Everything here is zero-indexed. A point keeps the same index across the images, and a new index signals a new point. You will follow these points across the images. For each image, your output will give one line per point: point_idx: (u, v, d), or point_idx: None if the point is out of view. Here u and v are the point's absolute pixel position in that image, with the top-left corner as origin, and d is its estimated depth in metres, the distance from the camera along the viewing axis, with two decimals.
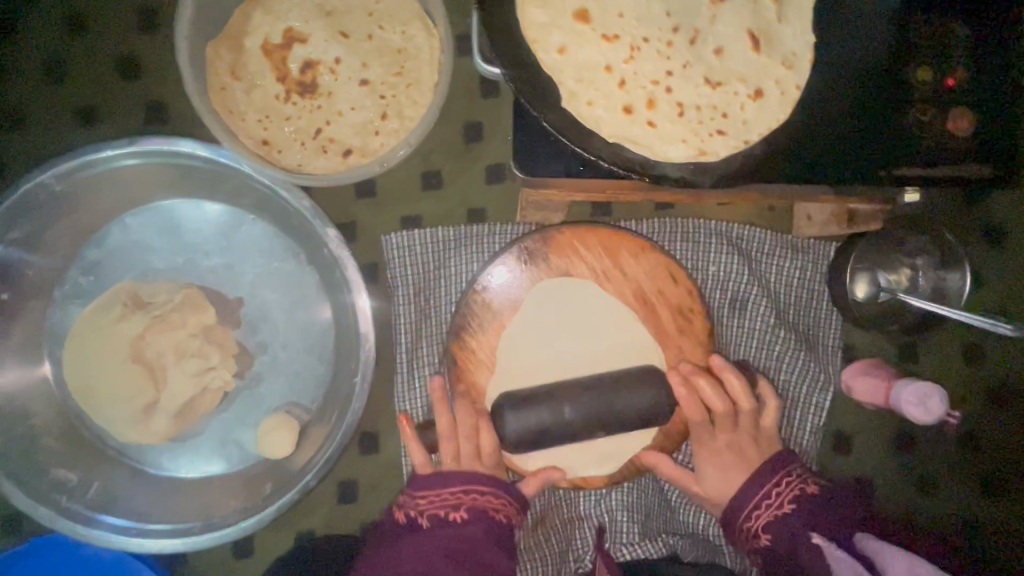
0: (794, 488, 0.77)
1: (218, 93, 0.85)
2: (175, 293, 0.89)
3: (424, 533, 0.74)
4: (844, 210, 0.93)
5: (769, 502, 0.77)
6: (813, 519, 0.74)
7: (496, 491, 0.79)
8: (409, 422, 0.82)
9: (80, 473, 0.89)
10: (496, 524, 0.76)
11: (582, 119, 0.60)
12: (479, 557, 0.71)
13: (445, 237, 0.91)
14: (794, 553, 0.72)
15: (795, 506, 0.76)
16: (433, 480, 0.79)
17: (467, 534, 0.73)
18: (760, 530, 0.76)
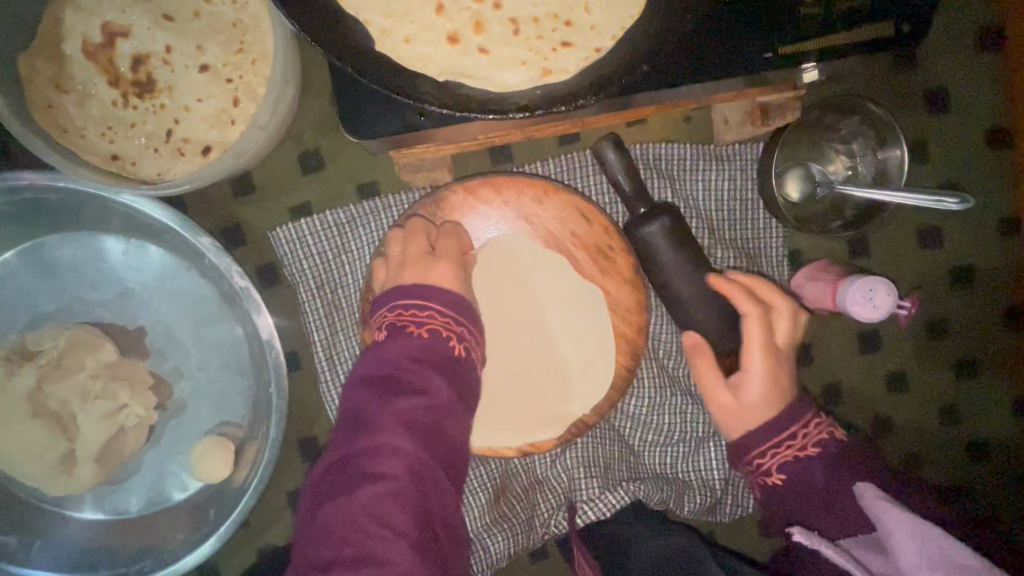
0: (821, 431, 0.73)
1: (46, 112, 0.76)
2: (60, 337, 0.83)
3: (372, 352, 0.70)
4: (755, 107, 0.81)
5: (791, 440, 0.73)
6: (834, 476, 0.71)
7: (438, 306, 0.71)
8: (379, 311, 0.74)
9: (19, 536, 0.86)
10: (427, 347, 0.69)
11: (402, 60, 0.52)
12: (408, 385, 0.67)
13: (336, 221, 0.84)
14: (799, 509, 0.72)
15: (820, 450, 0.72)
16: (404, 291, 0.73)
17: (392, 361, 0.68)
18: (772, 469, 0.73)
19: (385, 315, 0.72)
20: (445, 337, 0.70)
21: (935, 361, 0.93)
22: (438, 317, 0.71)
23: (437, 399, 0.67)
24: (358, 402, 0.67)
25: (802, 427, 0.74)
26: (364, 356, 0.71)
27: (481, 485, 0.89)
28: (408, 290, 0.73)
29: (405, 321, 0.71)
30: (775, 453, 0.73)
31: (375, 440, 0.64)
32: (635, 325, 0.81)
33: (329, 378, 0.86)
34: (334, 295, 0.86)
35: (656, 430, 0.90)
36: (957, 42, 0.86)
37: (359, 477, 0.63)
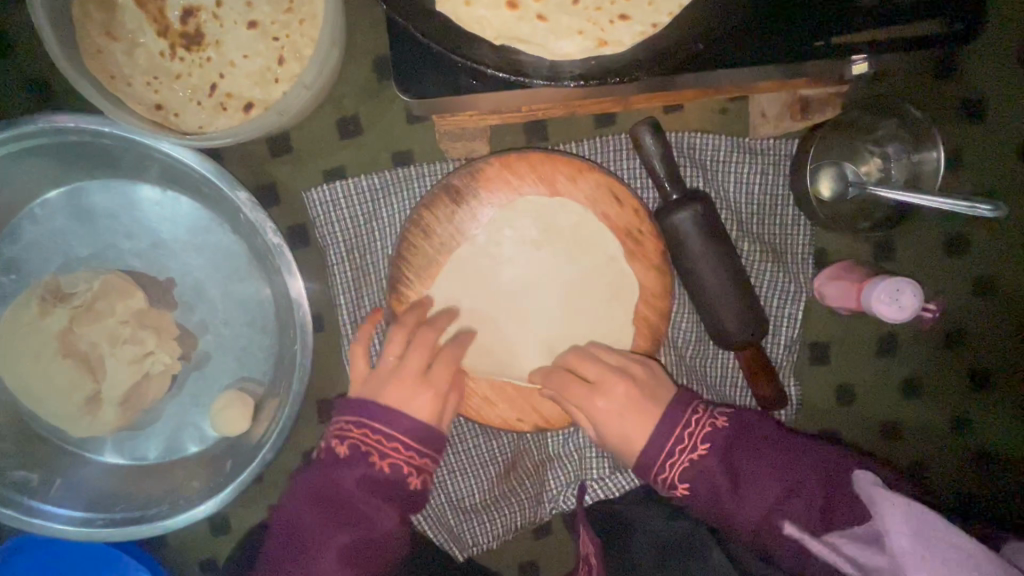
0: (704, 425, 0.72)
1: (94, 57, 0.77)
2: (94, 281, 0.84)
3: (329, 470, 0.72)
4: (794, 100, 0.82)
5: (682, 443, 0.72)
6: (733, 460, 0.71)
7: (370, 425, 0.72)
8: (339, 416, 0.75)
9: (41, 473, 0.87)
10: (383, 479, 0.72)
11: (460, 21, 0.52)
12: (358, 512, 0.71)
13: (370, 186, 0.85)
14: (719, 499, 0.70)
15: (711, 445, 0.72)
16: (353, 407, 0.74)
17: (338, 487, 0.71)
18: (677, 478, 0.72)
19: (351, 432, 0.73)
20: (406, 471, 0.72)
21: (951, 369, 0.93)
22: (401, 453, 0.73)
23: (377, 533, 0.72)
24: (308, 520, 0.71)
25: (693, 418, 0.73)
26: (319, 469, 0.73)
27: (493, 457, 0.91)
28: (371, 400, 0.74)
29: (371, 450, 0.72)
30: (674, 465, 0.72)
31: (308, 560, 0.70)
32: (657, 309, 0.83)
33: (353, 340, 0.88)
34: (363, 260, 0.87)
35: None
36: (1001, 52, 0.86)
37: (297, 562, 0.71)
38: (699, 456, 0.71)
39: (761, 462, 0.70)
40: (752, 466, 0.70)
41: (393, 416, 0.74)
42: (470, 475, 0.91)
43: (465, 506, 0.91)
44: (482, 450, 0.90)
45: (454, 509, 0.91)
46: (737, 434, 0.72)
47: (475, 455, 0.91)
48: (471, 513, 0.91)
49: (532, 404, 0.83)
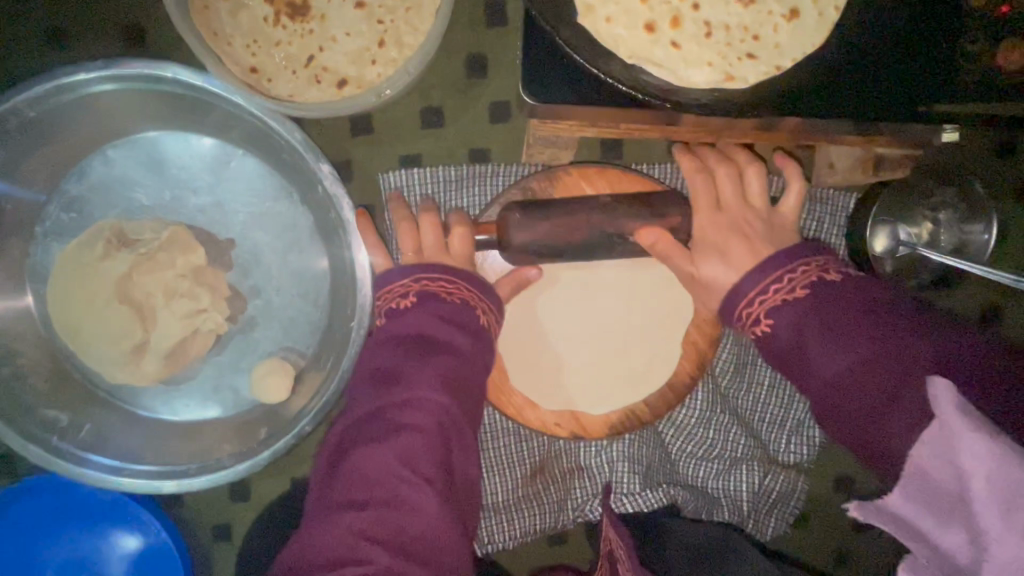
0: (812, 273, 0.62)
1: (201, 13, 0.78)
2: (160, 231, 0.85)
3: (371, 349, 0.68)
4: (869, 156, 0.87)
5: (780, 283, 0.62)
6: (823, 315, 0.59)
7: (444, 274, 0.70)
8: (382, 290, 0.73)
9: (70, 415, 0.86)
10: (455, 311, 0.68)
11: (599, 35, 0.55)
12: (433, 341, 0.65)
13: (445, 177, 0.86)
14: (799, 342, 0.60)
15: (813, 291, 0.61)
16: (382, 280, 0.74)
17: (426, 326, 0.66)
18: (767, 315, 0.62)
19: (374, 334, 0.69)
20: (473, 310, 0.69)
21: None
22: (445, 283, 0.70)
23: (460, 355, 0.66)
24: (360, 391, 0.65)
25: (800, 264, 0.63)
26: (366, 352, 0.69)
27: (522, 460, 0.91)
28: (417, 265, 0.72)
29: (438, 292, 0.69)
30: (763, 301, 0.63)
31: (406, 389, 0.62)
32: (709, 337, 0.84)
33: None
34: None
35: (697, 442, 0.93)
36: None
37: (386, 426, 0.61)
38: (795, 292, 0.62)
39: (867, 320, 0.58)
40: (833, 310, 0.59)
41: (404, 315, 0.68)
42: (498, 474, 0.91)
43: (488, 505, 0.91)
44: (513, 452, 0.91)
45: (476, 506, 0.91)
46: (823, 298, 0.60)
47: (505, 457, 0.91)
48: (494, 512, 0.92)
49: (573, 409, 0.85)
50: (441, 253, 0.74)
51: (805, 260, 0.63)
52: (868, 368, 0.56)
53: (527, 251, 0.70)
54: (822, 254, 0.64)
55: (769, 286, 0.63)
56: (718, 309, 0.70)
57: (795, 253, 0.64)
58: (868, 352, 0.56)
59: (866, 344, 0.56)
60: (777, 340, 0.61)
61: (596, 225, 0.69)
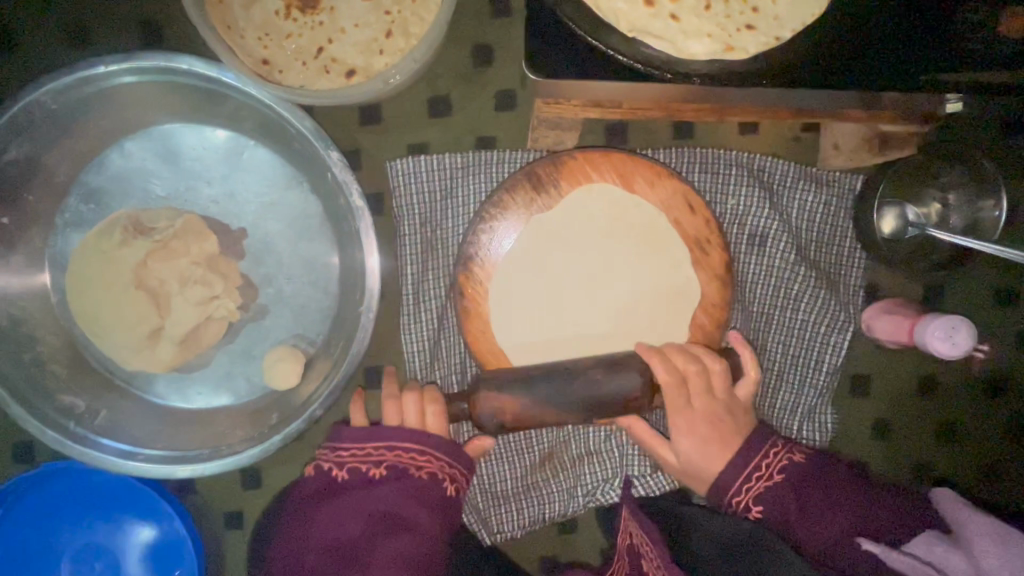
0: (782, 458, 0.77)
1: (215, 6, 0.81)
2: (176, 220, 0.87)
3: (338, 493, 0.74)
4: (873, 135, 0.87)
5: (761, 470, 0.76)
6: (800, 495, 0.75)
7: (416, 446, 0.76)
8: (340, 445, 0.76)
9: (87, 401, 0.88)
10: (422, 489, 0.75)
11: (599, 9, 0.55)
12: (403, 522, 0.74)
13: (452, 164, 0.88)
14: (788, 524, 0.73)
15: (785, 475, 0.76)
16: (350, 435, 0.76)
17: (399, 506, 0.73)
18: (753, 502, 0.75)
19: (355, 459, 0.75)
20: (438, 480, 0.76)
21: (988, 417, 0.95)
22: (416, 455, 0.76)
23: (421, 537, 0.74)
24: (350, 526, 0.72)
25: (760, 459, 0.77)
26: (343, 491, 0.74)
27: (531, 446, 0.91)
28: (398, 429, 0.76)
29: (407, 467, 0.75)
30: (749, 488, 0.76)
31: (382, 543, 0.72)
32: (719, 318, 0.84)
33: (412, 313, 0.90)
34: (433, 235, 0.89)
35: None
36: None
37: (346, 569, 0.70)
38: (778, 477, 0.76)
39: (842, 502, 0.74)
40: (817, 494, 0.74)
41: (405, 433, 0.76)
42: (508, 460, 0.91)
43: (497, 491, 0.92)
44: (522, 438, 0.91)
45: (486, 492, 0.91)
46: (809, 472, 0.76)
47: (514, 443, 0.91)
48: (503, 498, 0.92)
49: None
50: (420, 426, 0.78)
51: (766, 446, 0.77)
52: (845, 525, 0.73)
53: (505, 427, 0.72)
54: (773, 436, 0.79)
55: (749, 476, 0.76)
56: (693, 445, 0.78)
57: (755, 442, 0.78)
58: (841, 518, 0.73)
59: (850, 516, 0.73)
60: (771, 523, 0.74)
61: (572, 398, 0.71)
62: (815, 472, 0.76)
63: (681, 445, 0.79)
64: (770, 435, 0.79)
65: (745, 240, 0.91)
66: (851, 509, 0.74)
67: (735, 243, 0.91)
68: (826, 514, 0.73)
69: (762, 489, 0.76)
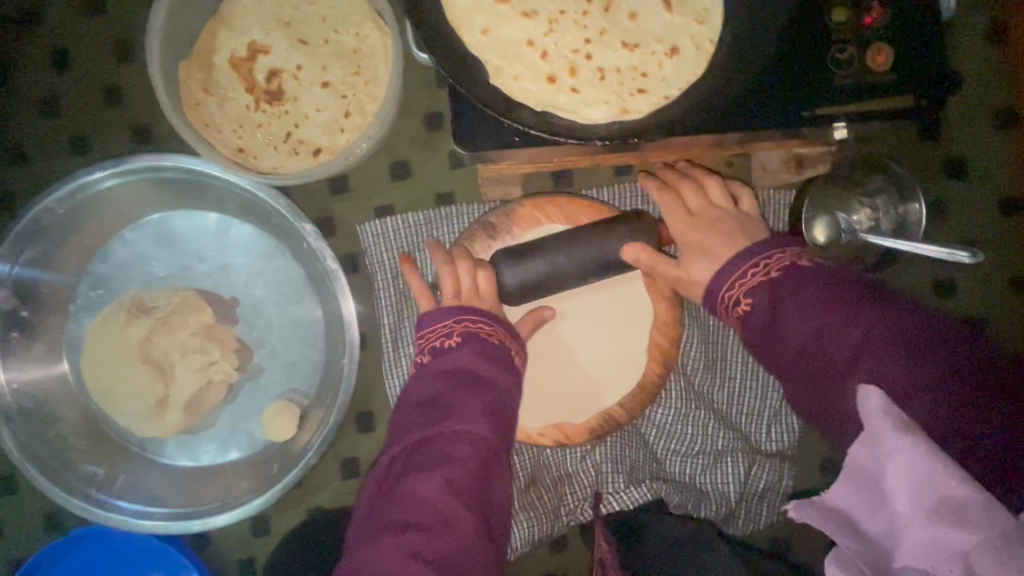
0: (785, 257, 0.67)
1: (193, 109, 0.92)
2: (173, 297, 0.97)
3: (435, 358, 0.75)
4: (791, 156, 0.96)
5: (741, 282, 0.68)
6: (795, 297, 0.63)
7: (461, 344, 0.75)
8: (422, 331, 0.80)
9: (107, 469, 0.97)
10: (497, 353, 0.76)
11: (509, 92, 0.65)
12: (484, 381, 0.72)
13: (415, 222, 0.97)
14: (773, 317, 0.64)
15: (781, 274, 0.65)
16: (431, 320, 0.80)
17: (466, 363, 0.73)
18: (742, 294, 0.68)
19: (454, 332, 0.77)
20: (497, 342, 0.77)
21: None
22: (486, 326, 0.78)
23: (500, 398, 0.72)
24: (434, 383, 0.73)
25: (764, 259, 0.68)
26: (427, 363, 0.76)
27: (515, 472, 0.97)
28: (456, 306, 0.79)
29: (457, 339, 0.77)
30: (744, 285, 0.67)
31: (455, 420, 0.68)
32: (673, 339, 0.90)
33: (393, 360, 0.98)
34: (405, 286, 0.98)
35: (679, 439, 0.98)
36: (978, 119, 0.96)
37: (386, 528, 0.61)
38: (772, 275, 0.66)
39: (862, 311, 0.60)
40: (813, 291, 0.62)
41: (433, 315, 0.80)
42: None
43: None
44: None
45: None
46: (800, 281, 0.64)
47: None
48: None
49: (555, 420, 0.90)
50: (476, 297, 0.81)
51: (765, 252, 0.68)
52: (837, 336, 0.60)
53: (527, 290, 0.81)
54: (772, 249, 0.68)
55: (745, 274, 0.68)
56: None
57: (765, 245, 0.70)
58: (852, 351, 0.59)
59: (839, 342, 0.59)
60: (751, 317, 0.66)
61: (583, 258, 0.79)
62: (819, 286, 0.63)
63: (705, 291, 0.81)
64: (777, 245, 0.69)
65: None
66: (846, 334, 0.59)
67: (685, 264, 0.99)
68: (816, 324, 0.61)
69: (751, 285, 0.67)
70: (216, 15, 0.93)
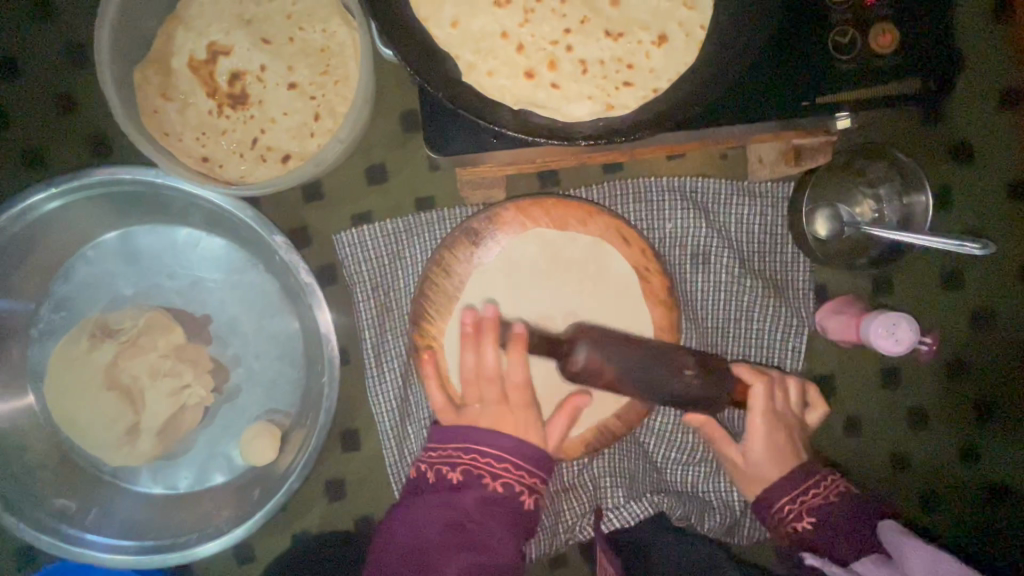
0: (838, 485, 0.79)
1: (151, 116, 0.86)
2: (139, 318, 0.91)
3: (435, 491, 0.71)
4: (789, 147, 0.88)
5: (812, 493, 0.78)
6: (850, 519, 0.76)
7: (511, 461, 0.72)
8: (436, 445, 0.75)
9: (79, 501, 0.92)
10: (502, 499, 0.70)
11: (483, 90, 0.60)
12: (478, 537, 0.68)
13: (394, 229, 0.92)
14: (827, 536, 0.75)
15: (839, 498, 0.78)
16: (444, 433, 0.74)
17: (465, 515, 0.69)
18: (801, 516, 0.78)
19: (462, 462, 0.72)
20: (513, 488, 0.71)
21: (956, 401, 0.95)
22: (507, 467, 0.72)
23: (496, 560, 0.68)
24: (426, 525, 0.69)
25: (821, 480, 0.79)
26: (429, 488, 0.72)
27: None
28: (489, 430, 0.74)
29: (478, 471, 0.71)
30: (802, 505, 0.78)
31: None
32: (672, 345, 0.85)
33: (376, 375, 0.93)
34: (387, 297, 0.93)
35: (679, 447, 0.94)
36: (983, 102, 0.91)
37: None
38: (831, 500, 0.77)
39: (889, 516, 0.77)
40: (866, 523, 0.75)
41: (494, 437, 0.73)
42: None
43: None
44: None
45: None
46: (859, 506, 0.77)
47: None
48: None
49: (548, 434, 0.85)
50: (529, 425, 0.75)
51: (821, 474, 0.80)
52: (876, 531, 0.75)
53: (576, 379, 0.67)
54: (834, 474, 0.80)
55: (807, 496, 0.78)
56: (766, 450, 0.80)
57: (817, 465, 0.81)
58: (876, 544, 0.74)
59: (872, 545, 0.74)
60: (811, 537, 0.76)
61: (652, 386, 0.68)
62: (866, 508, 0.77)
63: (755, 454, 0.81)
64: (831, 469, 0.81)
65: (689, 258, 0.94)
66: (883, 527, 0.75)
67: (679, 264, 0.94)
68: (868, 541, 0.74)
69: (815, 507, 0.78)
70: (171, 14, 0.87)
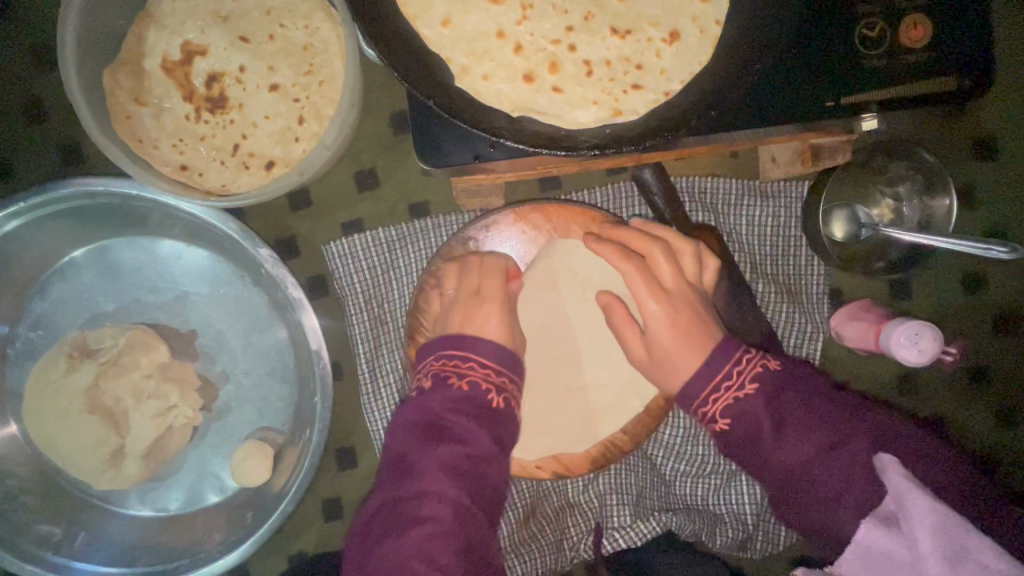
0: (755, 365, 0.68)
1: (124, 123, 0.80)
2: (120, 336, 0.86)
3: (413, 401, 0.71)
4: (806, 147, 0.83)
5: (728, 381, 0.68)
6: (777, 406, 0.66)
7: (480, 359, 0.72)
8: (427, 355, 0.75)
9: (64, 527, 0.88)
10: (470, 397, 0.70)
11: (478, 95, 0.55)
12: (450, 432, 0.68)
13: (386, 238, 0.87)
14: (752, 438, 0.66)
15: (759, 384, 0.67)
16: (423, 349, 0.76)
17: (435, 412, 0.69)
18: (717, 415, 0.68)
19: (435, 367, 0.73)
20: (484, 389, 0.71)
21: (978, 407, 0.91)
22: (477, 367, 0.72)
23: (473, 452, 0.68)
24: (404, 436, 0.69)
25: (734, 367, 0.68)
26: (406, 403, 0.72)
27: (513, 504, 0.89)
28: (458, 334, 0.74)
29: (448, 372, 0.72)
30: (716, 399, 0.68)
31: (420, 483, 0.66)
32: None
33: (371, 391, 0.88)
34: (381, 309, 0.88)
35: (689, 460, 0.90)
36: (1009, 94, 0.86)
37: (407, 518, 0.65)
38: (746, 392, 0.67)
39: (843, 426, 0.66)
40: (793, 406, 0.66)
41: (472, 342, 0.73)
42: None
43: None
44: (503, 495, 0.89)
45: None
46: (785, 385, 0.67)
47: None
48: None
49: (552, 452, 0.81)
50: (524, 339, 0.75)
51: (735, 357, 0.69)
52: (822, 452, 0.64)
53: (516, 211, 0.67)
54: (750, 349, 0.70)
55: (718, 387, 0.68)
56: (668, 332, 0.72)
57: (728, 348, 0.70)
58: (816, 455, 0.64)
59: (821, 466, 0.63)
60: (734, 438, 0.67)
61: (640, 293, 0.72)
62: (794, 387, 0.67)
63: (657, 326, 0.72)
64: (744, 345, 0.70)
65: None
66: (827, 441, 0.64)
67: None
68: (806, 435, 0.64)
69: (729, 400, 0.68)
70: (141, 11, 0.80)
